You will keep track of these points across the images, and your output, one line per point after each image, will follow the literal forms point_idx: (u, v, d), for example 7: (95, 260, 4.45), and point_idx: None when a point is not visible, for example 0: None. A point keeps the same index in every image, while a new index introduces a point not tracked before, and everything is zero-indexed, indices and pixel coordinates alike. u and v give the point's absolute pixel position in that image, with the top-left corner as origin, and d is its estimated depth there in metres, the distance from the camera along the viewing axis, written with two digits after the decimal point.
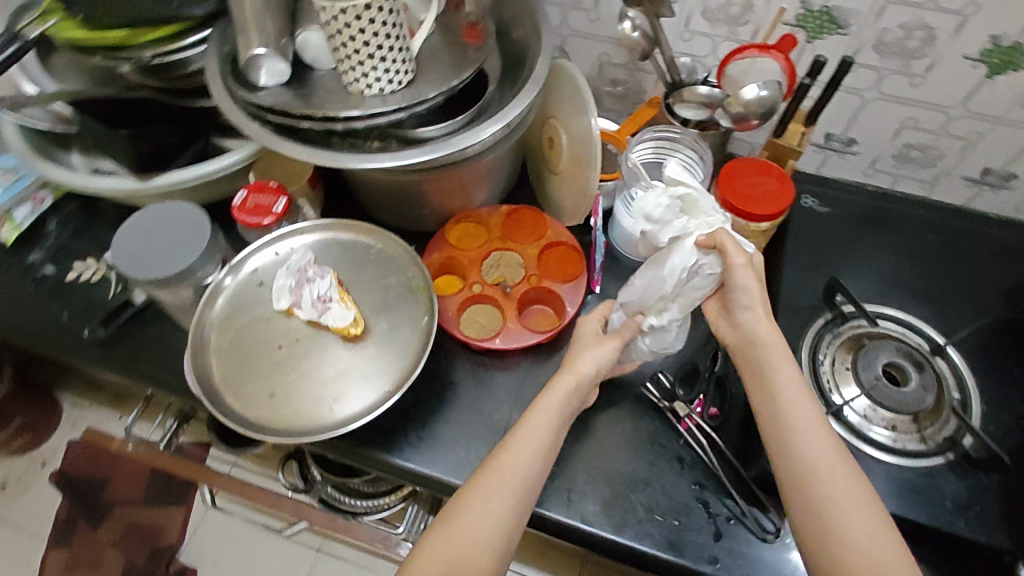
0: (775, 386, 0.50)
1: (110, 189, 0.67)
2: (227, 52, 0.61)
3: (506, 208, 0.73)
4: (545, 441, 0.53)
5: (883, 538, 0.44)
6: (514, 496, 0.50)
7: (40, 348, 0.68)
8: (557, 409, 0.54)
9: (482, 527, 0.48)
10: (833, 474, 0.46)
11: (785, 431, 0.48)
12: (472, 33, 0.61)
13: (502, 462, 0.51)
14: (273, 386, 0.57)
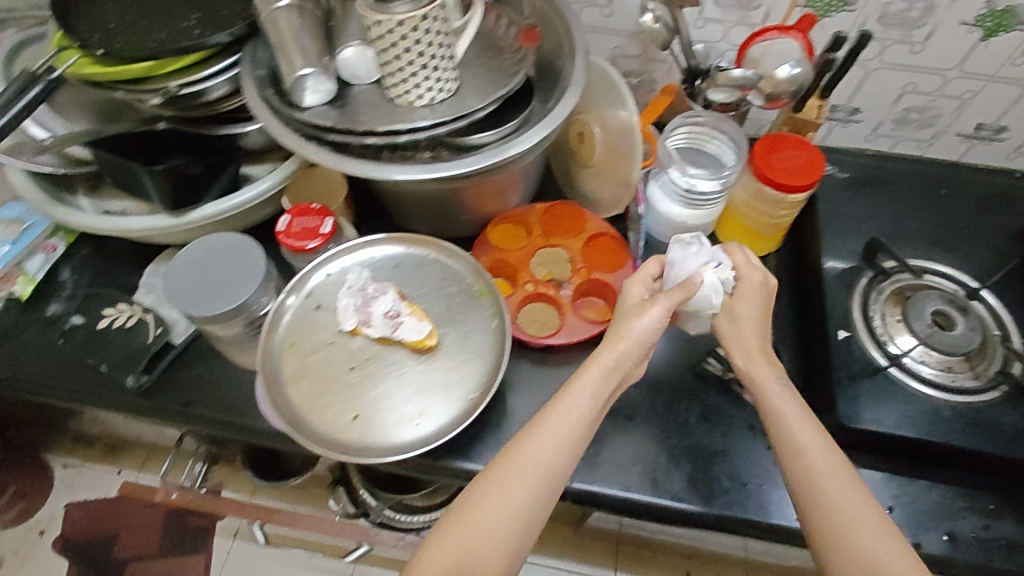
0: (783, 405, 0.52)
1: (142, 228, 0.64)
2: (261, 75, 0.59)
3: (542, 205, 0.74)
4: (573, 427, 0.51)
5: (882, 536, 0.45)
6: (534, 486, 0.49)
7: (81, 400, 0.65)
8: (588, 390, 0.53)
9: (497, 518, 0.48)
10: (833, 474, 0.47)
11: (790, 436, 0.50)
12: (530, 37, 0.63)
13: (524, 448, 0.50)
14: (354, 408, 0.56)
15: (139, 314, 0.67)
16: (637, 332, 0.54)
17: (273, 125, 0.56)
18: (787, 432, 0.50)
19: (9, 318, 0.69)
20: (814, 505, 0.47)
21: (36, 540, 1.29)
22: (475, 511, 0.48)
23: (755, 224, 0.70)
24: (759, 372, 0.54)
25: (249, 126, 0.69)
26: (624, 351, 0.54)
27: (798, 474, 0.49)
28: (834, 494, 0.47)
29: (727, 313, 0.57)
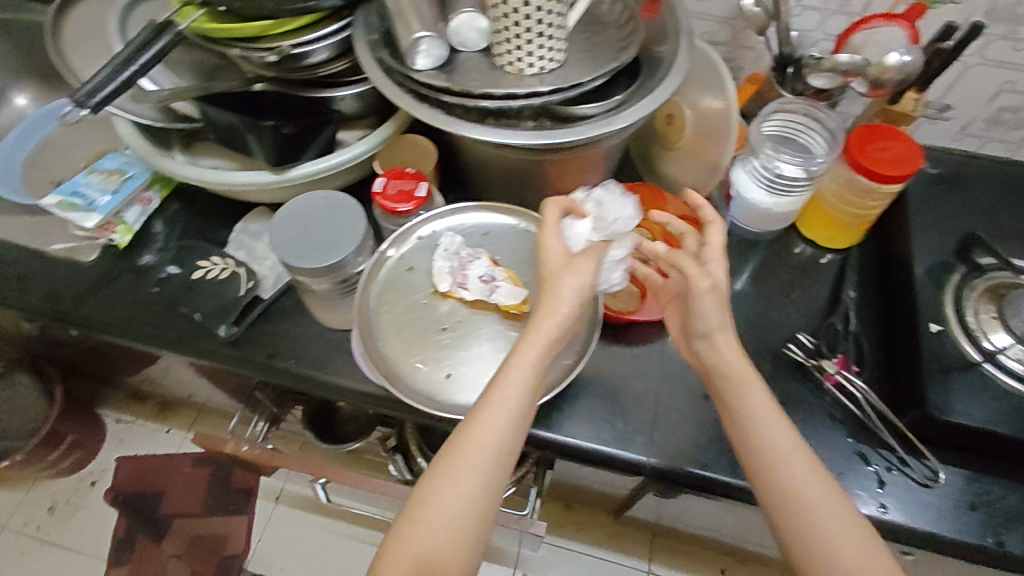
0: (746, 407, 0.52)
1: (246, 183, 0.67)
2: (374, 40, 0.61)
3: (624, 185, 0.74)
4: (517, 408, 0.50)
5: (864, 542, 0.46)
6: (482, 473, 0.48)
7: (173, 347, 0.67)
8: (528, 365, 0.52)
9: (451, 514, 0.47)
10: (812, 489, 0.48)
11: (772, 446, 0.50)
12: (651, 7, 0.62)
13: (469, 439, 0.49)
14: (449, 368, 0.57)
15: (232, 269, 0.70)
16: (563, 290, 0.54)
17: (385, 86, 0.58)
18: (761, 441, 0.50)
19: (106, 266, 0.72)
20: (796, 521, 0.48)
21: (89, 489, 1.34)
22: (427, 513, 0.47)
23: (842, 215, 0.70)
24: (739, 372, 0.53)
25: (340, 91, 0.69)
26: (564, 317, 0.53)
27: (783, 489, 0.49)
28: (812, 505, 0.48)
29: (716, 299, 0.54)
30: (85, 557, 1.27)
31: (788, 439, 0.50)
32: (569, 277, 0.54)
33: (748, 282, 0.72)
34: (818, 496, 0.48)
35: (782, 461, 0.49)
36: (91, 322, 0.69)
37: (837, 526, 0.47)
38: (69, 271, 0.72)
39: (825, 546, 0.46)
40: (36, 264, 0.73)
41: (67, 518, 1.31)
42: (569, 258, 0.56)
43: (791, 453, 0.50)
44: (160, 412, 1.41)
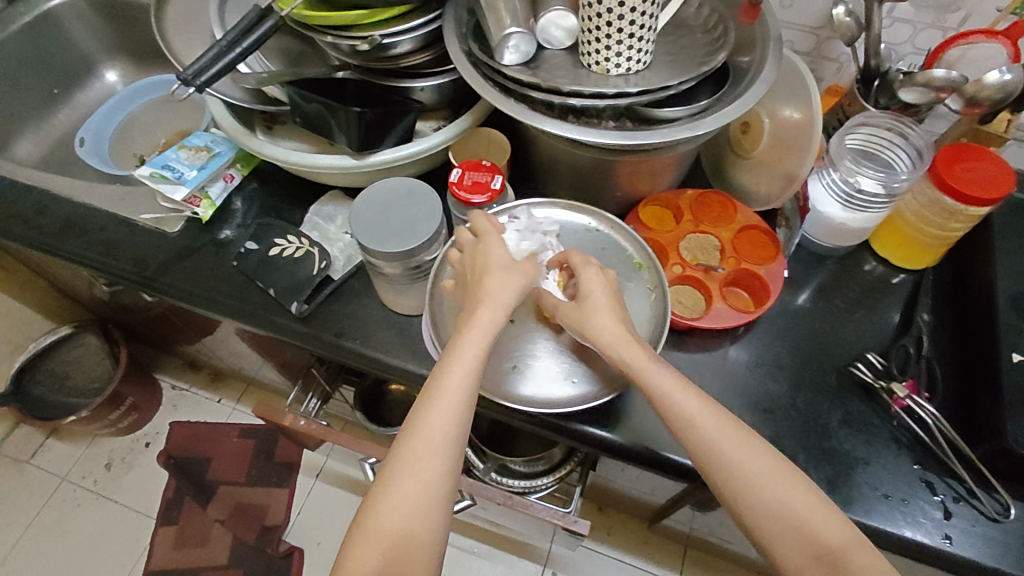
0: (654, 380, 0.50)
1: (328, 166, 0.69)
2: (464, 34, 0.63)
3: (694, 191, 0.73)
4: (467, 388, 0.50)
5: (796, 491, 0.46)
6: (441, 455, 0.48)
7: (247, 318, 0.70)
8: (476, 344, 0.51)
9: (413, 501, 0.47)
10: (726, 441, 0.47)
11: (677, 409, 0.49)
12: (750, 10, 0.60)
13: (425, 422, 0.48)
14: (517, 360, 0.62)
15: (306, 248, 0.72)
16: (509, 296, 0.54)
17: (473, 78, 0.59)
18: (671, 404, 0.49)
19: (189, 238, 0.76)
20: (723, 480, 0.47)
21: (143, 450, 1.41)
22: (388, 501, 0.47)
23: (920, 234, 0.67)
24: (633, 352, 0.52)
25: (418, 82, 0.70)
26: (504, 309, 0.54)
27: (699, 449, 0.48)
28: (735, 460, 0.47)
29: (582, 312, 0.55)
30: (135, 514, 1.33)
31: (690, 400, 0.49)
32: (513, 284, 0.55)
33: (814, 297, 0.71)
34: (737, 449, 0.47)
35: (712, 429, 0.48)
36: (173, 290, 0.73)
37: (770, 483, 0.46)
38: (154, 240, 0.76)
39: (756, 497, 0.46)
40: (124, 231, 0.77)
41: (122, 475, 1.38)
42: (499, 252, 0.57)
43: (699, 410, 0.49)
44: (212, 383, 1.47)
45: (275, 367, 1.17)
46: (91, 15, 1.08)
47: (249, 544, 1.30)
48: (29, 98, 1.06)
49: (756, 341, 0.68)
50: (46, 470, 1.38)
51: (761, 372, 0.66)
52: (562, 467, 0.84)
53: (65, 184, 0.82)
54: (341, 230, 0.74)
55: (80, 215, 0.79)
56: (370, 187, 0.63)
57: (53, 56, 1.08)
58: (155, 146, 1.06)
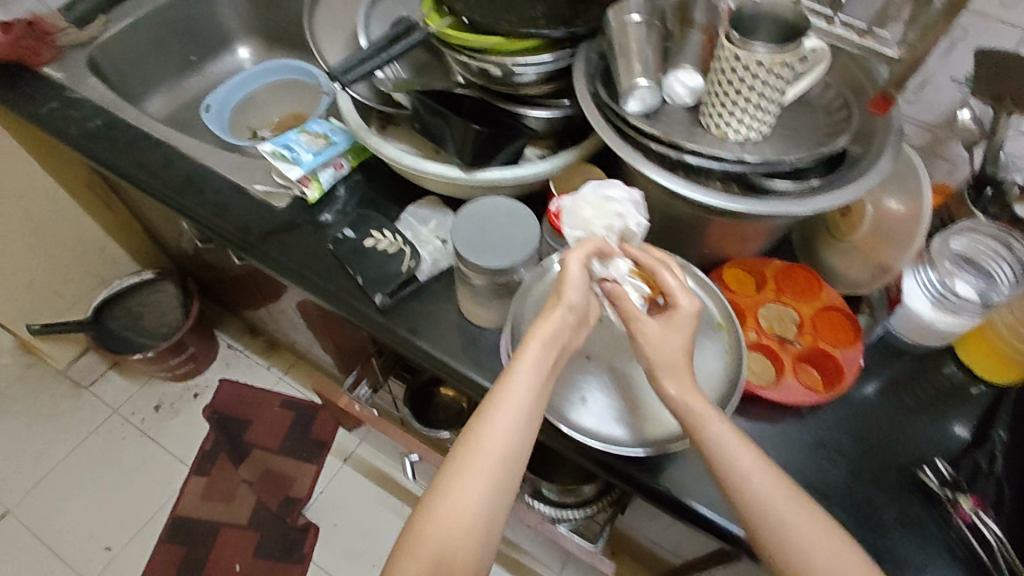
0: (712, 433, 0.53)
1: (437, 174, 0.73)
2: (591, 76, 0.66)
3: (782, 262, 0.73)
4: (526, 407, 0.52)
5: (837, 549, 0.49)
6: (495, 466, 0.51)
7: (332, 300, 0.74)
8: (535, 364, 0.54)
9: (464, 512, 0.50)
10: (782, 504, 0.51)
11: (735, 468, 0.52)
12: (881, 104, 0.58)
13: (480, 438, 0.51)
14: (585, 394, 0.64)
15: (399, 245, 0.76)
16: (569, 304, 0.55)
17: (595, 119, 0.62)
18: (726, 462, 0.52)
19: (292, 214, 0.81)
20: (779, 551, 0.50)
21: (190, 400, 1.48)
22: (445, 505, 0.50)
23: (1011, 349, 0.65)
24: (700, 402, 0.54)
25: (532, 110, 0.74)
26: (561, 323, 0.55)
27: (752, 504, 0.51)
28: (791, 528, 0.50)
29: (662, 338, 0.55)
30: (170, 458, 1.40)
31: (747, 454, 0.52)
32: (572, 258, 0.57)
33: (886, 391, 0.70)
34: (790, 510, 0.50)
35: (769, 492, 0.51)
36: (269, 259, 0.78)
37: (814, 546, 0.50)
38: (261, 210, 0.82)
39: (804, 564, 0.49)
40: (235, 197, 0.83)
41: (167, 419, 1.45)
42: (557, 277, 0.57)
43: (757, 472, 0.52)
44: (266, 350, 1.55)
45: (331, 349, 1.22)
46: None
47: (271, 511, 1.35)
48: (171, 60, 1.16)
49: (819, 423, 0.67)
50: (101, 399, 1.47)
51: (820, 455, 0.65)
52: (599, 503, 0.84)
53: (191, 144, 0.89)
54: (432, 234, 0.78)
55: (200, 175, 0.86)
56: (474, 200, 0.66)
57: (199, 28, 1.18)
58: (266, 122, 1.18)
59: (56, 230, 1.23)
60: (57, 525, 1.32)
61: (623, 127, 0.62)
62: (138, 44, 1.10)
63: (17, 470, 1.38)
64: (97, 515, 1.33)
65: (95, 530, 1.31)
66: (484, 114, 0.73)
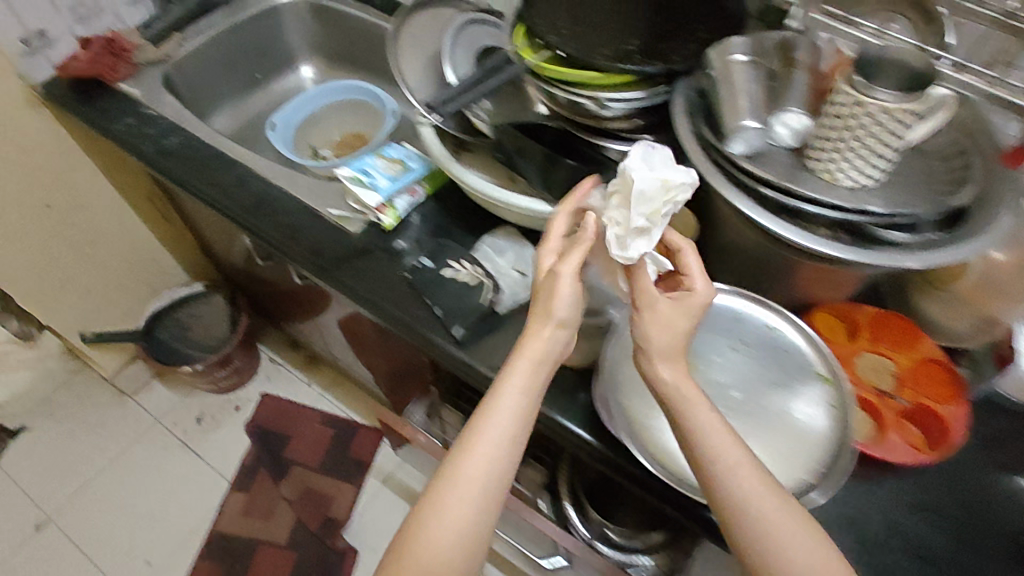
0: (706, 442, 0.49)
1: (524, 208, 0.71)
2: (691, 111, 0.64)
3: (875, 309, 0.70)
4: (509, 428, 0.52)
5: (821, 551, 0.48)
6: (473, 492, 0.50)
7: (408, 331, 0.73)
8: (519, 383, 0.53)
9: (442, 540, 0.50)
10: (772, 516, 0.48)
11: (728, 483, 0.49)
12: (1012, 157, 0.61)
13: (460, 465, 0.51)
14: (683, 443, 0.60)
15: (479, 277, 0.74)
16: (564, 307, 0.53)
17: (697, 158, 0.60)
18: (720, 475, 0.49)
19: (366, 240, 0.80)
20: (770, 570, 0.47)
21: (231, 413, 1.47)
22: (427, 532, 0.50)
23: None
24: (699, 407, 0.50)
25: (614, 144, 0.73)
26: (549, 338, 0.53)
27: (736, 516, 0.48)
28: (783, 545, 0.47)
29: (668, 322, 0.52)
30: (210, 472, 1.39)
31: (734, 450, 0.49)
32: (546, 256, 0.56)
33: (987, 451, 0.66)
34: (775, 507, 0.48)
35: (760, 504, 0.48)
36: (342, 285, 0.77)
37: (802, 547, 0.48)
38: (335, 234, 0.81)
39: None
40: (308, 219, 0.83)
41: (208, 431, 1.44)
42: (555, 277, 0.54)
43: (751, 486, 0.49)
44: (308, 365, 1.54)
45: (380, 370, 1.21)
46: (309, 17, 1.19)
47: (310, 531, 1.33)
48: (237, 77, 1.18)
49: (917, 483, 0.64)
50: (144, 408, 1.47)
51: (920, 518, 0.62)
52: (667, 552, 0.81)
53: (264, 164, 0.89)
54: (509, 265, 0.74)
55: (272, 196, 0.85)
56: None
57: (266, 47, 1.20)
58: (327, 142, 1.19)
59: (114, 240, 1.24)
60: (97, 535, 1.31)
61: (725, 165, 0.60)
62: (209, 62, 1.11)
63: (60, 476, 1.38)
64: (136, 526, 1.32)
65: (135, 542, 1.30)
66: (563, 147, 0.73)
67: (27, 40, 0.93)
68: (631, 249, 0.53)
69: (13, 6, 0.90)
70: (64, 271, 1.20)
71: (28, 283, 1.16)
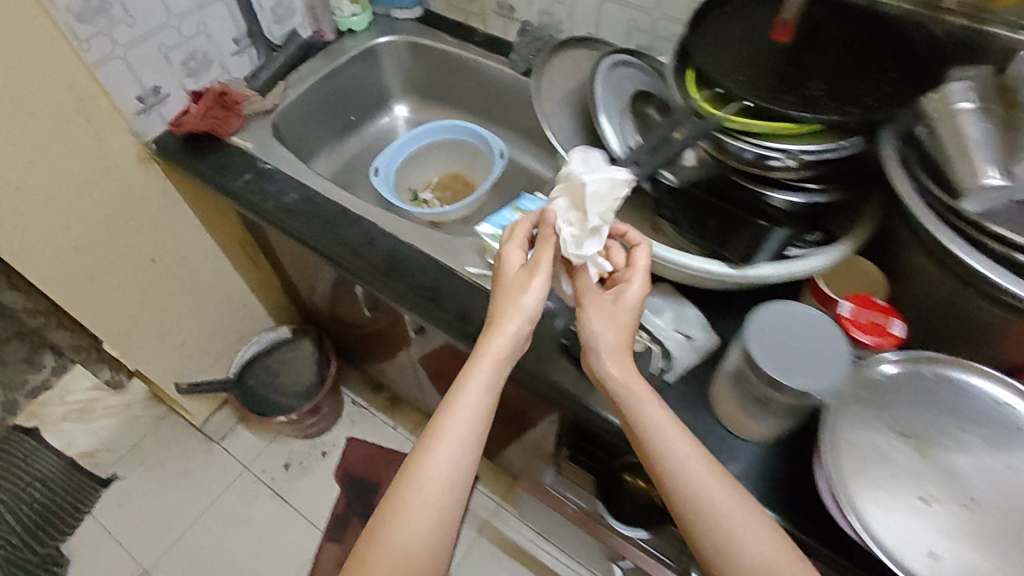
0: (656, 433, 0.55)
1: (699, 270, 0.67)
2: (914, 163, 0.59)
3: None
4: (476, 418, 0.56)
5: (763, 532, 0.52)
6: (446, 477, 0.54)
7: None
8: (484, 379, 0.57)
9: (423, 521, 0.53)
10: (716, 498, 0.53)
11: (677, 467, 0.54)
12: None
13: (434, 449, 0.55)
14: (935, 547, 0.51)
15: (646, 342, 0.71)
16: (525, 307, 0.59)
17: (924, 218, 0.56)
18: (670, 460, 0.54)
19: None
20: (721, 549, 0.51)
21: (319, 459, 1.44)
22: (404, 516, 0.53)
23: None
24: (642, 395, 0.57)
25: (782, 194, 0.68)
26: (515, 334, 0.59)
27: (687, 501, 0.53)
28: (730, 524, 0.52)
29: (609, 315, 0.60)
30: (303, 521, 1.36)
31: (677, 441, 0.55)
32: (506, 250, 0.63)
33: None
34: (721, 495, 0.53)
35: (704, 485, 0.53)
36: None
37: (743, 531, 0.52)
38: (476, 297, 0.77)
39: (743, 557, 0.51)
40: (445, 280, 0.80)
41: (297, 479, 1.41)
42: (517, 276, 0.61)
43: (699, 472, 0.54)
44: (391, 406, 1.51)
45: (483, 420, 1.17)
46: (405, 58, 1.17)
47: None
48: (334, 123, 1.15)
49: None
50: (231, 455, 1.44)
51: None
52: None
53: (389, 220, 0.86)
54: (669, 326, 0.72)
55: (404, 256, 0.82)
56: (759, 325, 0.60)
57: (362, 90, 1.17)
58: (424, 182, 1.16)
59: (210, 289, 1.23)
60: None
61: (958, 224, 0.55)
62: (311, 110, 1.09)
63: (152, 528, 1.36)
64: None
65: None
66: (723, 202, 0.71)
67: (143, 97, 0.92)
68: (585, 246, 0.61)
69: (131, 65, 0.89)
70: (163, 322, 1.18)
71: (130, 336, 1.14)
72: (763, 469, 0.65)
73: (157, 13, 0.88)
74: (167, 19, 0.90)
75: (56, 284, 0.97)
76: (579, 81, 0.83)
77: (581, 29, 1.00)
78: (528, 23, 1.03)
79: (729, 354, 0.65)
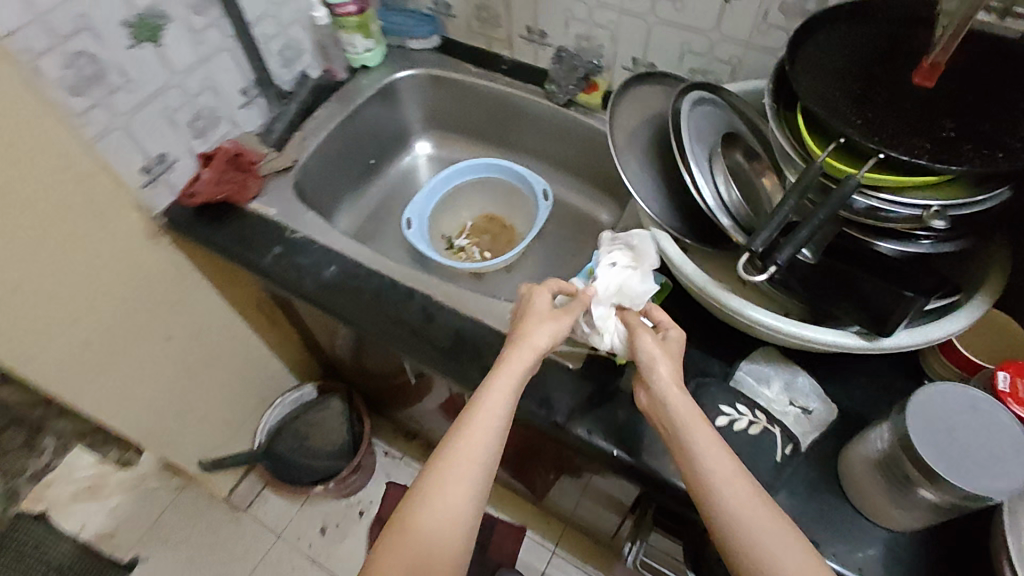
0: (700, 448, 0.50)
1: (832, 344, 0.60)
2: None
3: None
4: (499, 422, 0.52)
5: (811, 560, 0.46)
6: (468, 478, 0.50)
7: None
8: (510, 385, 0.54)
9: (443, 518, 0.49)
10: (764, 517, 0.47)
11: (722, 482, 0.48)
12: None
13: (460, 444, 0.51)
14: None
15: (764, 424, 0.62)
16: (555, 332, 0.57)
17: None
18: (715, 476, 0.49)
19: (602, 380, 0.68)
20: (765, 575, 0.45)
21: (356, 519, 1.35)
22: (424, 510, 0.49)
23: None
24: (687, 408, 0.53)
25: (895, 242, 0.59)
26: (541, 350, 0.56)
27: (730, 521, 0.47)
28: (776, 547, 0.46)
29: (663, 351, 0.58)
30: None
31: (727, 458, 0.50)
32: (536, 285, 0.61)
33: None
34: (770, 520, 0.47)
35: (749, 499, 0.48)
36: None
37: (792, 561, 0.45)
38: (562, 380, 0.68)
39: None
40: None
41: (335, 544, 1.32)
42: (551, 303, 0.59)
43: (745, 487, 0.48)
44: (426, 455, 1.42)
45: (541, 476, 1.09)
46: (423, 93, 1.07)
47: None
48: (354, 170, 1.05)
49: None
50: (260, 523, 1.35)
51: None
52: None
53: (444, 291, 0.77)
54: (782, 402, 0.66)
55: (471, 332, 0.73)
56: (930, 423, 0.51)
57: (380, 130, 1.07)
58: (458, 226, 1.07)
59: (229, 357, 1.12)
60: None
61: None
62: (329, 160, 0.99)
63: None
64: None
65: None
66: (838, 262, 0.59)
67: (149, 168, 0.81)
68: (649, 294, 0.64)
69: (134, 133, 0.77)
70: (181, 400, 1.08)
71: (148, 421, 1.04)
72: (915, 560, 0.58)
73: (158, 72, 0.77)
74: (170, 79, 0.79)
75: (65, 382, 0.86)
76: (651, 122, 0.74)
77: (626, 55, 0.92)
78: (565, 50, 0.94)
79: (874, 434, 0.58)
